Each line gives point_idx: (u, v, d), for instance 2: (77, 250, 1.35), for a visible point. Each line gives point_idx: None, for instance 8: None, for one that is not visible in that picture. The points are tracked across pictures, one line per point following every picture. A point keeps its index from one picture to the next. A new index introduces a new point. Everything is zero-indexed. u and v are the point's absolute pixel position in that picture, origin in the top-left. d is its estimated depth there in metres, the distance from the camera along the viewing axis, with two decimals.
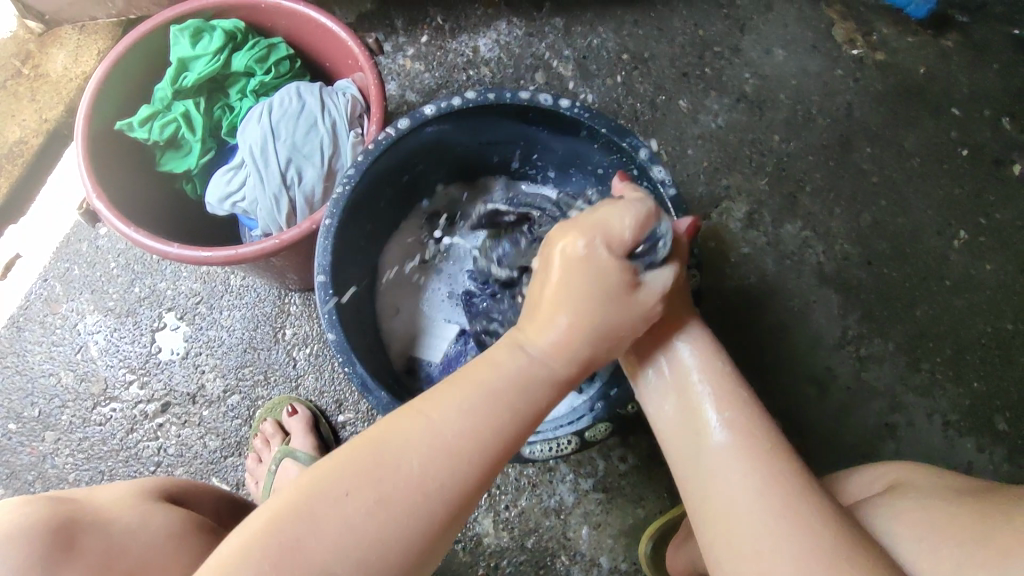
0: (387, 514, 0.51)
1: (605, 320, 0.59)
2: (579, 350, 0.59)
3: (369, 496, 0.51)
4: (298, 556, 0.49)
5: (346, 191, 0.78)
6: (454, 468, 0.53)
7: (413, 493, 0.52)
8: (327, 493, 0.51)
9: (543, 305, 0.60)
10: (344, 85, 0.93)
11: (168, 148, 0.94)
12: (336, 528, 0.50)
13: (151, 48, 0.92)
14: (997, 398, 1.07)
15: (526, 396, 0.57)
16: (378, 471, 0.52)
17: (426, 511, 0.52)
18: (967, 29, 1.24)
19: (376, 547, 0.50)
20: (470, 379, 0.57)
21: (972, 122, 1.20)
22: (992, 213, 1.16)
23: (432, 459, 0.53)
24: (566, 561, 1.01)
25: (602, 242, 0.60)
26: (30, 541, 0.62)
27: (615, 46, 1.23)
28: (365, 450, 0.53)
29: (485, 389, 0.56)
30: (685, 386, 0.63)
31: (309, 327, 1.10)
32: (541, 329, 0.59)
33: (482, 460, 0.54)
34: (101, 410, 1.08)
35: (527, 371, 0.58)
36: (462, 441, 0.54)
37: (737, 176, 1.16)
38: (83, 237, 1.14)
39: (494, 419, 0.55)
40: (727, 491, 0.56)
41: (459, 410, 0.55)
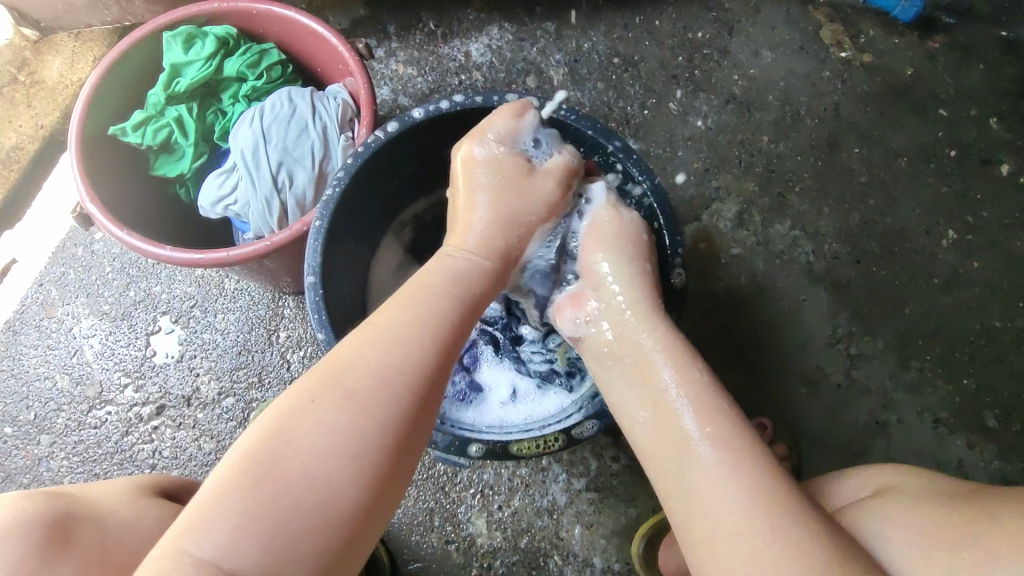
0: (352, 411, 0.54)
1: (508, 207, 0.72)
2: (501, 243, 0.72)
3: (333, 401, 0.55)
4: (273, 471, 0.51)
5: (335, 192, 0.79)
6: (414, 362, 0.59)
7: (379, 393, 0.56)
8: (296, 413, 0.54)
9: (461, 208, 0.73)
10: (335, 90, 0.94)
11: (161, 153, 0.95)
12: (312, 443, 0.52)
13: (144, 55, 0.94)
14: (986, 395, 1.08)
15: (458, 287, 0.67)
16: (344, 379, 0.56)
17: (390, 400, 0.56)
18: (954, 30, 1.26)
19: (348, 442, 0.53)
20: (413, 292, 0.64)
21: (960, 121, 1.21)
22: (979, 212, 1.17)
23: (383, 352, 0.58)
24: (559, 561, 1.01)
25: (494, 144, 0.74)
26: (25, 533, 0.62)
27: (606, 50, 1.24)
28: (329, 374, 0.57)
29: (423, 290, 0.65)
30: (662, 396, 0.64)
31: (303, 330, 1.11)
32: (461, 232, 0.72)
33: (437, 355, 0.60)
34: (96, 413, 1.08)
35: (465, 266, 0.69)
36: (413, 335, 0.60)
37: (727, 177, 1.17)
38: (79, 242, 1.15)
39: (438, 310, 0.63)
40: (713, 511, 0.56)
41: (401, 308, 0.62)
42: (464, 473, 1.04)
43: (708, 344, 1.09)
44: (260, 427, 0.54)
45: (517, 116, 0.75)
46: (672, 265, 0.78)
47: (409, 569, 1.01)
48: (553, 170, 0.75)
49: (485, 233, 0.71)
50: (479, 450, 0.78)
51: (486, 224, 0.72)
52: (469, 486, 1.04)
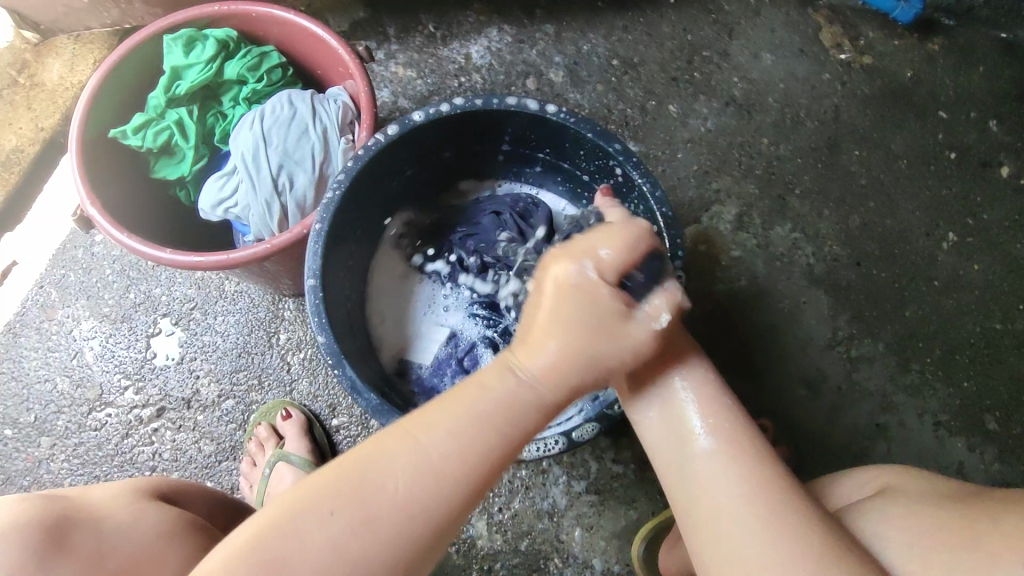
0: (367, 535, 0.51)
1: (593, 346, 0.58)
2: (569, 383, 0.59)
3: (348, 520, 0.51)
4: (275, 575, 0.49)
5: (336, 195, 0.79)
6: (444, 488, 0.53)
7: (398, 517, 0.52)
8: (309, 511, 0.51)
9: (535, 327, 0.60)
10: (335, 92, 0.95)
11: (162, 155, 0.95)
12: (318, 546, 0.50)
13: (144, 58, 0.94)
14: (986, 398, 1.08)
15: (514, 418, 0.57)
16: (366, 492, 0.52)
17: (408, 531, 0.52)
18: (953, 33, 1.26)
19: (356, 564, 0.51)
20: (462, 399, 0.57)
21: (960, 123, 1.21)
22: (979, 214, 1.17)
23: (414, 474, 0.53)
24: (559, 563, 1.01)
25: (590, 266, 0.59)
26: (21, 538, 0.62)
27: (605, 52, 1.24)
28: (355, 479, 0.53)
29: (476, 405, 0.57)
30: (669, 389, 0.64)
31: (303, 332, 1.11)
32: (532, 350, 0.59)
33: (473, 484, 0.55)
34: (96, 415, 1.08)
35: (523, 395, 0.58)
36: (452, 465, 0.54)
37: (727, 180, 1.17)
38: (79, 244, 1.15)
39: (486, 434, 0.56)
40: (718, 502, 0.58)
41: (448, 429, 0.55)
42: None
43: (708, 346, 1.09)
44: (270, 511, 0.52)
45: (625, 246, 0.60)
46: (671, 268, 0.78)
47: None
48: (655, 313, 0.59)
49: (550, 365, 0.58)
50: None
51: (560, 354, 0.58)
52: None
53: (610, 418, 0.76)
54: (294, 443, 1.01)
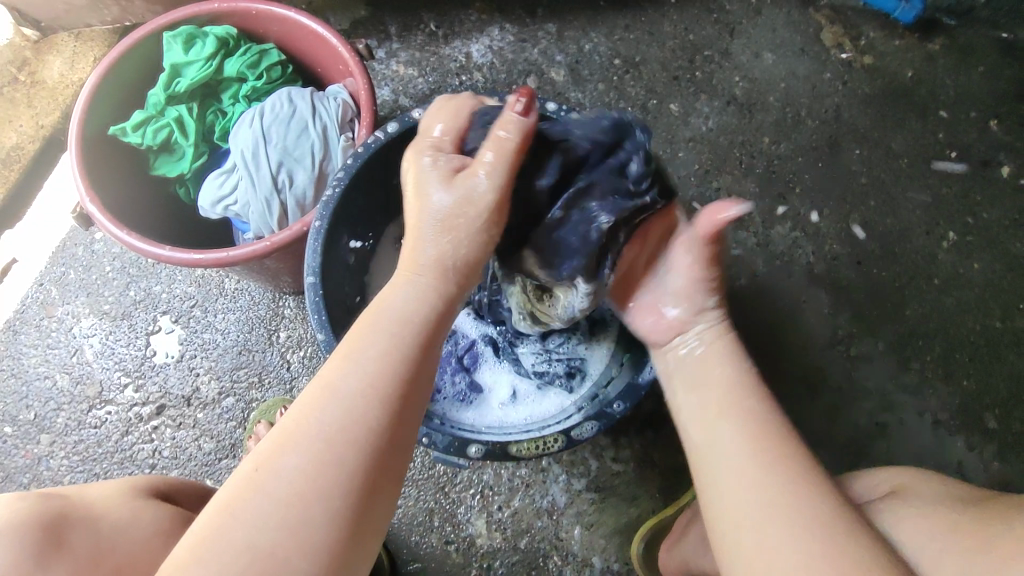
0: (300, 472, 0.50)
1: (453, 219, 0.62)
2: (444, 259, 0.63)
3: (279, 465, 0.51)
4: (221, 540, 0.48)
5: (336, 193, 0.79)
6: (366, 414, 0.54)
7: (328, 454, 0.51)
8: (245, 476, 0.51)
9: (404, 240, 0.65)
10: (336, 90, 0.94)
11: (161, 153, 0.95)
12: (262, 514, 0.49)
13: (143, 55, 0.94)
14: (986, 397, 1.08)
15: (407, 329, 0.60)
16: (294, 442, 0.52)
17: (340, 453, 0.52)
18: (954, 32, 1.26)
19: (297, 502, 0.49)
20: (359, 338, 0.58)
21: (960, 123, 1.21)
22: (979, 213, 1.16)
23: (330, 406, 0.53)
24: (559, 561, 1.01)
25: (431, 149, 0.67)
26: (15, 537, 0.61)
27: (606, 50, 1.24)
28: (282, 438, 0.52)
29: (367, 334, 0.59)
30: (723, 376, 0.66)
31: (303, 330, 1.11)
32: (408, 257, 0.63)
33: (391, 405, 0.55)
34: (96, 412, 1.08)
35: (408, 301, 0.61)
36: (361, 389, 0.55)
37: (728, 178, 1.17)
38: (79, 242, 1.15)
39: (387, 352, 0.58)
40: (728, 466, 0.59)
41: (344, 360, 0.56)
42: (464, 473, 1.04)
43: None
44: (215, 511, 0.50)
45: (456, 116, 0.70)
46: None
47: (409, 569, 1.01)
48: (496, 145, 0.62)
49: (435, 251, 0.63)
50: (479, 451, 0.77)
51: (438, 236, 0.63)
52: (469, 486, 1.04)
53: (611, 416, 0.77)
54: None
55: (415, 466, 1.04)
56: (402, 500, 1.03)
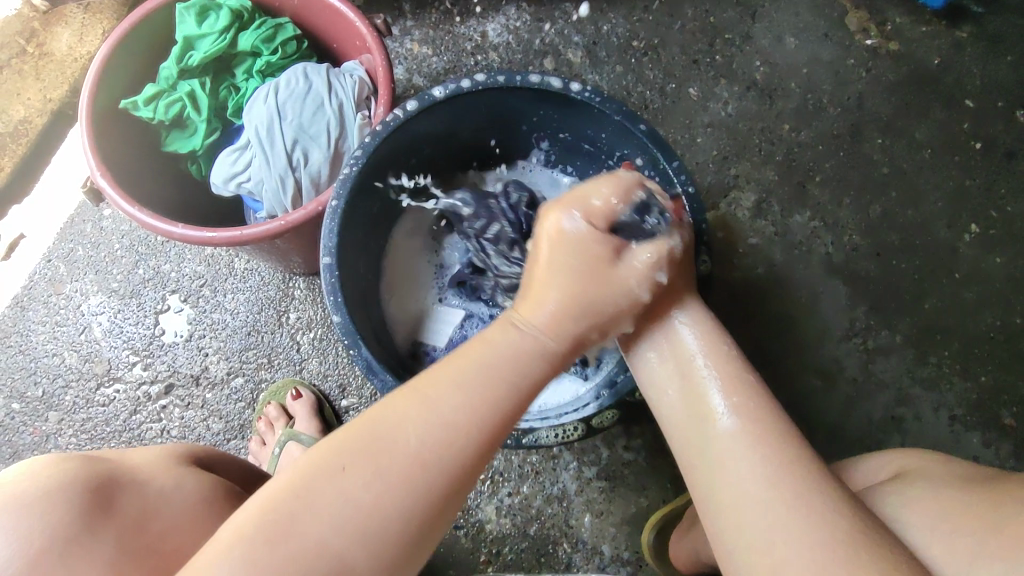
0: (387, 483, 0.50)
1: (588, 294, 0.61)
2: (547, 326, 0.60)
3: (367, 469, 0.50)
4: (294, 527, 0.47)
5: (353, 172, 0.78)
6: (455, 445, 0.52)
7: (412, 471, 0.50)
8: (330, 467, 0.50)
9: (535, 278, 0.62)
10: (352, 66, 0.92)
11: (173, 128, 0.93)
12: (333, 514, 0.48)
13: (156, 25, 0.91)
14: (1004, 392, 1.07)
15: (528, 361, 0.58)
16: (381, 449, 0.51)
17: (428, 478, 0.51)
18: (982, 20, 1.22)
19: (378, 513, 0.49)
20: (465, 368, 0.56)
21: (985, 113, 1.18)
22: (1003, 207, 1.14)
23: (434, 428, 0.52)
24: (567, 549, 1.01)
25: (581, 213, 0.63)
26: (63, 496, 0.60)
27: (625, 32, 1.21)
28: (371, 446, 0.51)
29: (481, 355, 0.57)
30: (691, 374, 0.62)
31: (313, 311, 1.10)
32: (533, 302, 0.61)
33: (479, 444, 0.54)
34: (104, 391, 1.08)
35: (529, 341, 0.59)
36: (466, 420, 0.53)
37: (747, 165, 1.15)
38: (88, 218, 1.13)
39: (493, 385, 0.56)
40: (734, 470, 0.54)
41: (456, 382, 0.55)
42: None
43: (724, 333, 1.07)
44: (282, 486, 0.50)
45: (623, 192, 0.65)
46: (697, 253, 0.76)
47: None
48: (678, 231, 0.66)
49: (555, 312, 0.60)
50: None
51: (558, 291, 0.61)
52: (479, 472, 1.03)
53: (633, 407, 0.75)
54: (304, 424, 1.00)
55: None
56: None
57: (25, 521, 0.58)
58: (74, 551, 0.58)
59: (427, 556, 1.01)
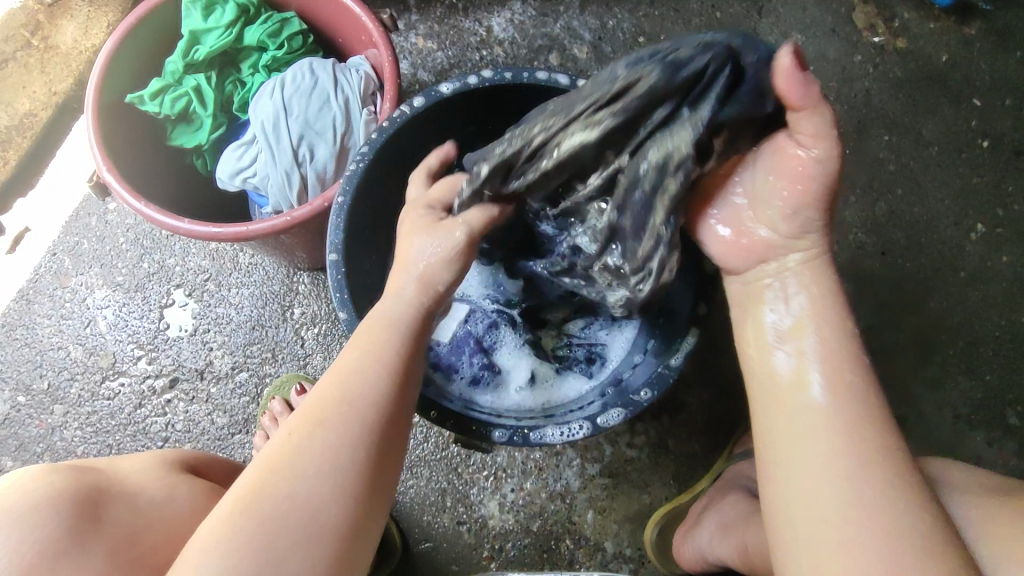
0: (331, 438, 0.55)
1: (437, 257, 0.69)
2: (434, 272, 0.69)
3: (312, 432, 0.55)
4: (262, 500, 0.51)
5: (359, 168, 0.78)
6: (377, 389, 0.60)
7: (350, 422, 0.57)
8: (280, 445, 0.55)
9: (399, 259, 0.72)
10: (358, 62, 0.92)
11: (179, 122, 0.93)
12: (295, 477, 0.53)
13: (162, 20, 0.91)
14: (1008, 392, 1.07)
15: (411, 317, 0.67)
16: (320, 415, 0.57)
17: (364, 425, 0.57)
18: (991, 16, 1.22)
19: (331, 464, 0.54)
20: (366, 339, 0.64)
21: (992, 111, 1.18)
22: (1009, 205, 1.14)
23: (355, 382, 0.60)
24: (570, 546, 1.01)
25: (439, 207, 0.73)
26: (54, 511, 0.60)
27: (630, 28, 1.21)
28: (304, 415, 0.57)
29: (377, 325, 0.65)
30: (795, 342, 0.62)
31: (318, 307, 1.10)
32: (400, 273, 0.70)
33: (396, 384, 0.61)
34: (109, 384, 1.08)
35: (406, 301, 0.68)
36: (375, 368, 0.61)
37: None
38: (93, 212, 1.13)
39: (392, 340, 0.64)
40: (819, 438, 0.57)
41: (356, 346, 0.63)
42: (479, 454, 1.04)
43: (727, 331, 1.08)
44: (247, 481, 0.53)
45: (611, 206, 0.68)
46: None
47: (421, 549, 1.01)
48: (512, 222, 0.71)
49: (425, 270, 0.69)
50: (501, 436, 0.76)
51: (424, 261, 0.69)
52: (482, 468, 1.04)
53: (637, 405, 0.76)
54: None
55: (429, 446, 1.04)
56: (415, 480, 1.03)
57: (12, 536, 0.57)
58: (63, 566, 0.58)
59: (430, 552, 1.01)
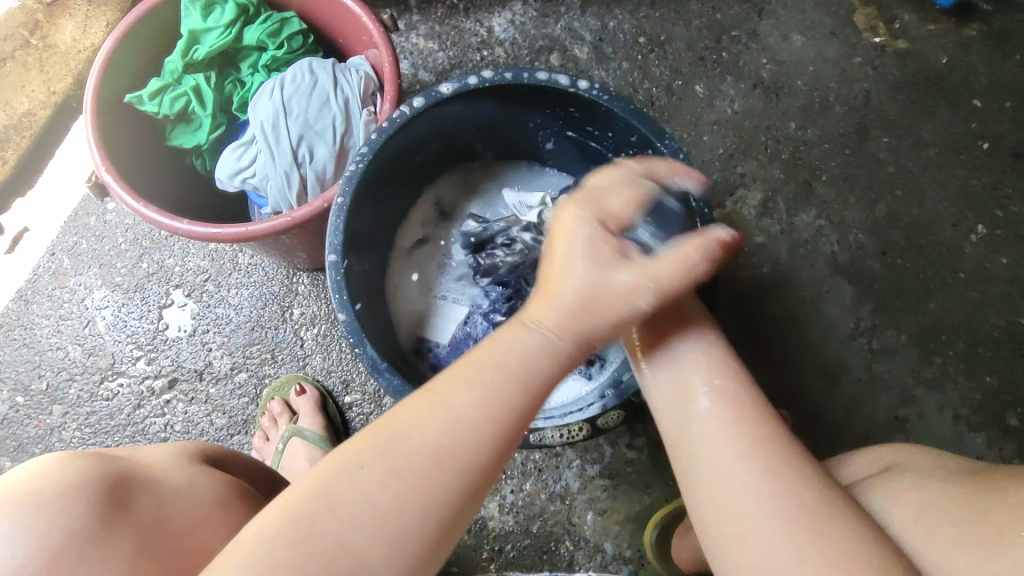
0: (401, 489, 0.49)
1: (598, 301, 0.57)
2: (581, 319, 0.56)
3: (383, 474, 0.49)
4: (312, 534, 0.47)
5: (359, 168, 0.77)
6: (472, 446, 0.51)
7: (427, 479, 0.49)
8: (345, 470, 0.50)
9: (551, 272, 0.58)
10: (357, 62, 0.91)
11: (178, 122, 0.93)
12: (351, 522, 0.47)
13: (161, 20, 0.91)
14: (1008, 393, 1.06)
15: (539, 364, 0.55)
16: (396, 454, 0.50)
17: (442, 484, 0.50)
18: (991, 18, 1.21)
19: (393, 520, 0.48)
20: (481, 372, 0.54)
21: (992, 112, 1.17)
22: (1009, 206, 1.14)
23: (449, 432, 0.51)
24: (570, 547, 1.01)
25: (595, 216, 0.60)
26: (79, 497, 0.60)
27: (630, 28, 1.20)
28: (381, 442, 0.51)
29: (495, 357, 0.55)
30: (678, 351, 0.62)
31: (317, 307, 1.09)
32: (546, 301, 0.57)
33: (497, 446, 0.52)
34: (108, 384, 1.08)
35: (541, 344, 0.56)
36: (476, 421, 0.52)
37: (753, 164, 1.14)
38: (91, 212, 1.13)
39: (508, 386, 0.54)
40: (709, 450, 0.55)
41: (468, 382, 0.53)
42: None
43: (728, 332, 1.07)
44: (299, 494, 0.49)
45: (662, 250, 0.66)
46: None
47: None
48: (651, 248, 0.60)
49: (577, 318, 0.56)
50: None
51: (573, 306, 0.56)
52: None
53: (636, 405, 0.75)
54: (308, 419, 1.00)
55: None
56: None
57: (41, 520, 0.58)
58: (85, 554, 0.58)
59: None
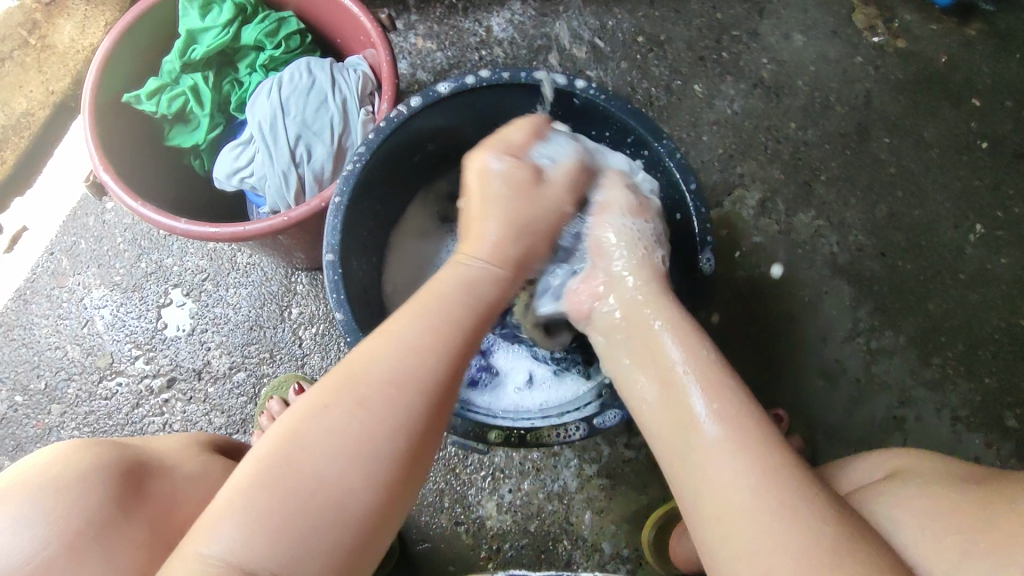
0: (367, 420, 0.54)
1: (527, 214, 0.71)
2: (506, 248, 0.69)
3: (349, 406, 0.54)
4: (287, 472, 0.51)
5: (357, 167, 0.77)
6: (427, 368, 0.58)
7: (391, 405, 0.55)
8: (316, 410, 0.54)
9: (473, 219, 0.71)
10: (356, 62, 0.92)
11: (176, 122, 0.93)
12: (322, 452, 0.52)
13: (159, 20, 0.91)
14: (1008, 394, 1.06)
15: (475, 292, 0.66)
16: (359, 384, 0.56)
17: (404, 411, 0.55)
18: (992, 18, 1.21)
19: (363, 449, 0.53)
20: (421, 306, 0.62)
21: (993, 113, 1.17)
22: (1009, 207, 1.14)
23: (401, 359, 0.58)
24: (568, 547, 1.01)
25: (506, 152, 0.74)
26: (100, 481, 0.60)
27: (630, 28, 1.20)
28: (345, 380, 0.56)
29: (437, 297, 0.63)
30: (669, 373, 0.62)
31: (316, 307, 1.10)
32: (475, 240, 0.70)
33: (450, 369, 0.59)
34: (107, 384, 1.08)
35: (479, 274, 0.67)
36: (426, 347, 0.59)
37: (752, 164, 1.14)
38: (90, 212, 1.13)
39: (452, 318, 0.62)
40: (709, 477, 0.55)
41: (414, 315, 0.61)
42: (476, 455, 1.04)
43: (727, 332, 1.07)
44: (274, 440, 0.53)
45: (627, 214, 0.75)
46: (701, 251, 0.76)
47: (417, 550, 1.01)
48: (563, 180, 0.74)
49: (496, 242, 0.69)
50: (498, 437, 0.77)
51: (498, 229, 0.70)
52: (480, 468, 1.03)
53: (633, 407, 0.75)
54: None
55: None
56: None
57: (66, 505, 0.58)
58: (104, 538, 0.58)
59: (427, 553, 1.01)
